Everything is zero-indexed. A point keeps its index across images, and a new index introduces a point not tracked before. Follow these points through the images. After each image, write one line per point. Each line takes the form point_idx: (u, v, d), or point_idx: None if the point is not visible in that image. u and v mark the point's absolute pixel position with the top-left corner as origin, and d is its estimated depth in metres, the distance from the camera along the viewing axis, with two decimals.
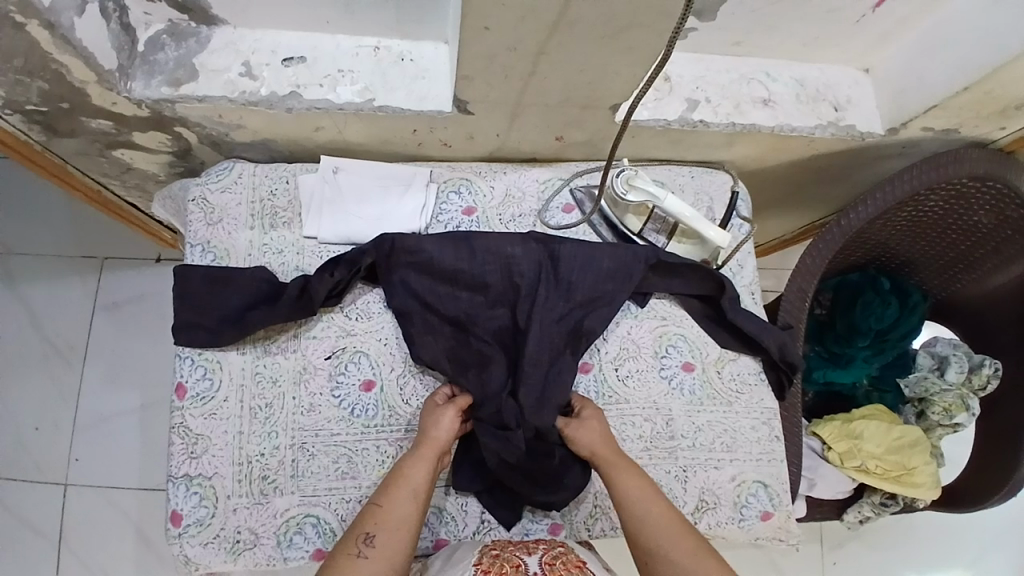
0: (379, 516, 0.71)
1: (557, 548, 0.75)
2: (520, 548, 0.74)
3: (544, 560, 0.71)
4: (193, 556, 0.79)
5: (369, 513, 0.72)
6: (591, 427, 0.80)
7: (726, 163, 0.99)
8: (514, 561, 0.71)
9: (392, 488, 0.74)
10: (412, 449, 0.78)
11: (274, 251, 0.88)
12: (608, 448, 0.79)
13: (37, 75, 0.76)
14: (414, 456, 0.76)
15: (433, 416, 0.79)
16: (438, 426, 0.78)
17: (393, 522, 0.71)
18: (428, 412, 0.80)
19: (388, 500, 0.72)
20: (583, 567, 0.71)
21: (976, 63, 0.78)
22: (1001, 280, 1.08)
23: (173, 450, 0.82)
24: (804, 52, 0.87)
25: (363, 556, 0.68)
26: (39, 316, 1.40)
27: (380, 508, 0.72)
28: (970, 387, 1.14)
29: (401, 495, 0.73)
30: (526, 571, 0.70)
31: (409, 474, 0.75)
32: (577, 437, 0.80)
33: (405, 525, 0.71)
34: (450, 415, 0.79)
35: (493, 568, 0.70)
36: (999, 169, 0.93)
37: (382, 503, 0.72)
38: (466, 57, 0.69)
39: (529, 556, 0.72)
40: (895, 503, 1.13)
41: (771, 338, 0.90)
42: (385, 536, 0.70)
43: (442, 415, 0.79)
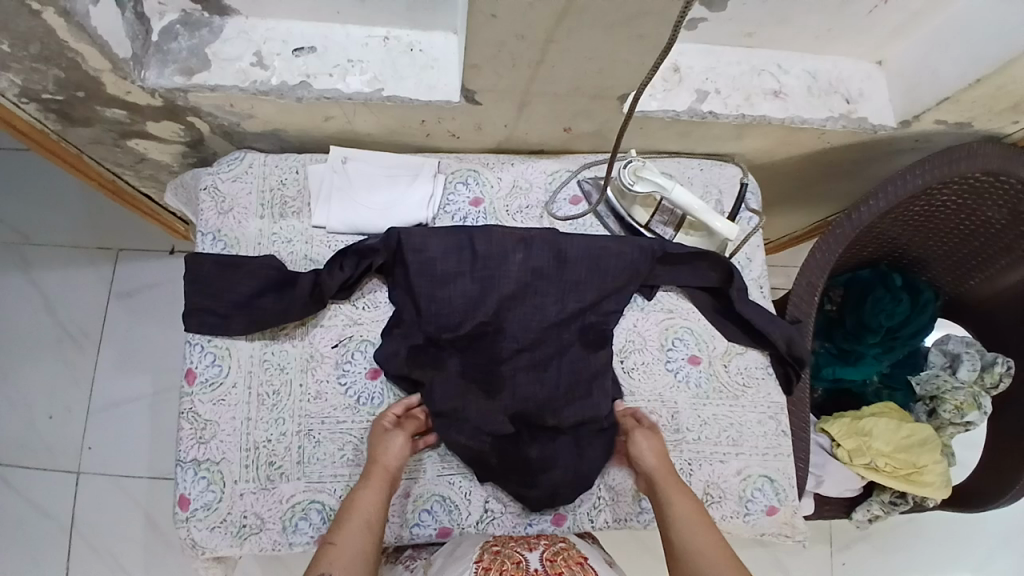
0: (335, 553, 0.69)
1: (557, 544, 0.77)
2: (521, 545, 0.75)
3: (543, 557, 0.72)
4: (200, 540, 0.80)
5: (324, 553, 0.69)
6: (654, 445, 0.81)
7: (736, 156, 0.99)
8: (514, 557, 0.72)
9: (343, 524, 0.72)
10: (362, 481, 0.77)
11: (282, 241, 0.89)
12: (667, 472, 0.79)
13: (52, 62, 0.77)
14: (364, 489, 0.76)
15: (381, 443, 0.79)
16: (386, 452, 0.78)
17: (349, 556, 0.69)
18: (374, 440, 0.79)
19: (341, 536, 0.71)
20: (584, 563, 0.72)
21: (992, 54, 0.77)
22: (1014, 277, 1.07)
23: (181, 435, 0.83)
24: (817, 44, 0.87)
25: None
26: (53, 303, 1.42)
27: (336, 545, 0.70)
28: (982, 384, 1.12)
29: (354, 529, 0.72)
30: (527, 566, 0.70)
31: (361, 507, 0.74)
32: (638, 450, 0.81)
33: (361, 558, 0.70)
34: (399, 439, 0.79)
35: (493, 565, 0.70)
36: (1012, 165, 0.92)
37: (336, 539, 0.71)
38: (474, 45, 0.70)
39: (530, 552, 0.73)
40: (904, 502, 1.12)
41: (779, 332, 0.89)
42: (342, 571, 0.68)
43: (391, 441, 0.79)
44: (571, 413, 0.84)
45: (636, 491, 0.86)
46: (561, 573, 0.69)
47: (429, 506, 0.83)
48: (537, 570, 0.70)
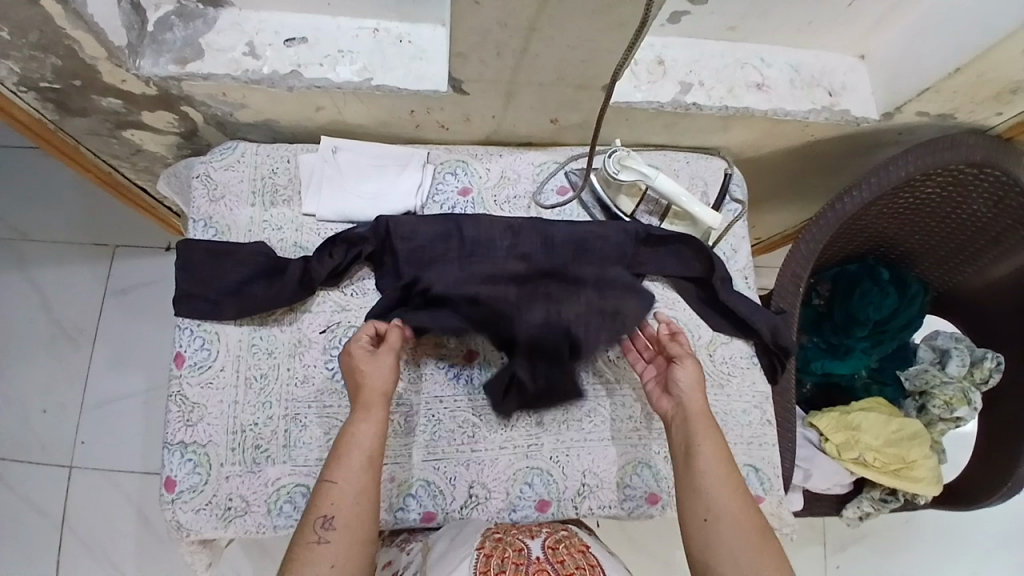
0: (335, 494, 0.70)
1: (560, 533, 0.76)
2: (522, 532, 0.75)
3: (545, 544, 0.71)
4: (185, 522, 0.81)
5: (324, 494, 0.70)
6: (696, 376, 0.79)
7: (722, 149, 1.00)
8: (516, 544, 0.71)
9: (339, 463, 0.72)
10: (355, 412, 0.75)
11: (273, 228, 0.91)
12: (701, 403, 0.78)
13: (50, 50, 0.79)
14: (357, 422, 0.74)
15: (366, 373, 0.77)
16: (371, 382, 0.76)
17: (347, 497, 0.70)
18: (362, 366, 0.77)
19: (339, 477, 0.71)
20: (587, 551, 0.72)
21: (970, 44, 0.79)
22: (1004, 270, 1.07)
23: (169, 418, 0.84)
24: (798, 38, 0.88)
25: (323, 541, 0.68)
26: (49, 299, 1.44)
27: (335, 486, 0.71)
28: (972, 380, 1.12)
29: (351, 468, 0.72)
30: (528, 555, 0.69)
31: (357, 444, 0.73)
32: (686, 376, 0.79)
33: (360, 497, 0.71)
34: (383, 369, 0.77)
35: (495, 552, 0.69)
36: (997, 157, 0.93)
37: (335, 480, 0.71)
38: (459, 33, 0.71)
39: (532, 540, 0.72)
40: (895, 499, 1.11)
41: (763, 321, 0.90)
42: (343, 514, 0.69)
43: (374, 370, 0.77)
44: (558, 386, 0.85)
45: (620, 478, 0.86)
46: (564, 562, 0.68)
47: (414, 491, 0.84)
48: (540, 557, 0.69)
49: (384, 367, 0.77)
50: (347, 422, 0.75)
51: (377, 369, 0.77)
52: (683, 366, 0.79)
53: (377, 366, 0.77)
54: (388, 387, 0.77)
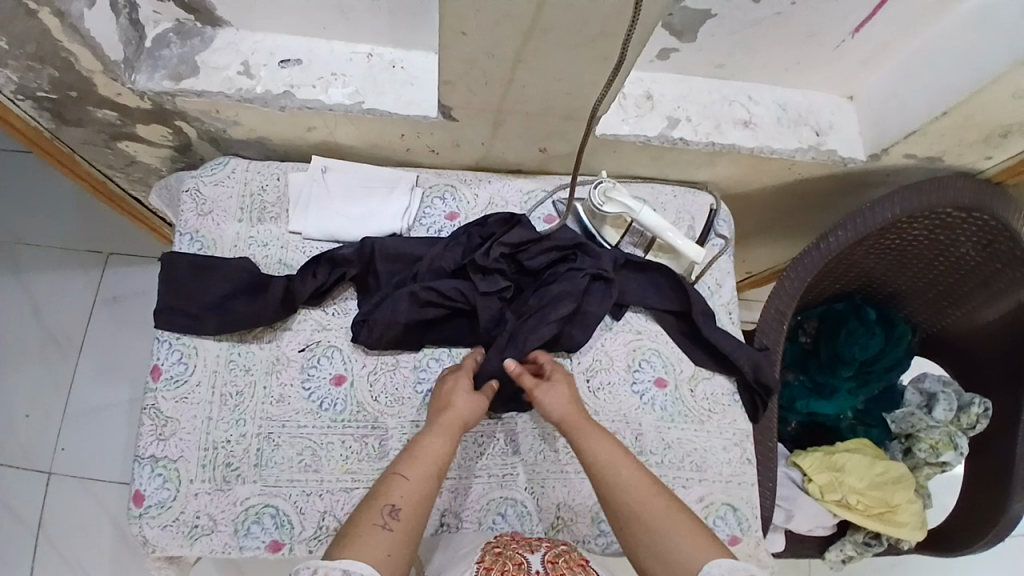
0: (407, 489, 0.66)
1: (560, 546, 0.70)
2: (522, 545, 0.70)
3: (545, 558, 0.67)
4: (151, 538, 0.80)
5: (393, 484, 0.67)
6: (563, 391, 0.77)
7: (709, 184, 1.01)
8: (515, 558, 0.67)
9: (416, 460, 0.69)
10: (439, 421, 0.74)
11: (258, 244, 0.91)
12: (579, 416, 0.75)
13: (48, 61, 0.81)
14: (441, 431, 0.73)
15: (457, 395, 0.77)
16: (462, 406, 0.76)
17: (417, 495, 0.66)
18: (459, 387, 0.78)
19: (415, 474, 0.68)
20: (586, 566, 0.67)
21: (954, 89, 0.79)
22: (993, 314, 1.06)
23: (142, 431, 0.83)
24: (786, 76, 0.90)
25: (386, 528, 0.63)
26: (40, 304, 1.44)
27: (408, 481, 0.67)
28: (959, 425, 1.10)
29: (427, 470, 0.69)
30: (528, 569, 0.65)
31: (437, 449, 0.71)
32: (546, 400, 0.76)
33: (429, 500, 0.67)
34: (473, 397, 0.78)
35: (495, 565, 0.66)
36: (986, 202, 0.93)
37: (409, 476, 0.68)
38: (447, 61, 0.73)
39: (531, 554, 0.67)
40: (879, 543, 1.09)
41: (745, 358, 0.90)
42: (411, 510, 0.65)
43: (470, 396, 0.78)
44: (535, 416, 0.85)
45: (594, 512, 0.85)
46: None
47: None
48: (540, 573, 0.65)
49: (478, 397, 0.78)
50: (426, 429, 0.73)
51: (472, 397, 0.78)
52: (540, 393, 0.77)
53: (470, 393, 0.78)
54: (474, 418, 0.77)
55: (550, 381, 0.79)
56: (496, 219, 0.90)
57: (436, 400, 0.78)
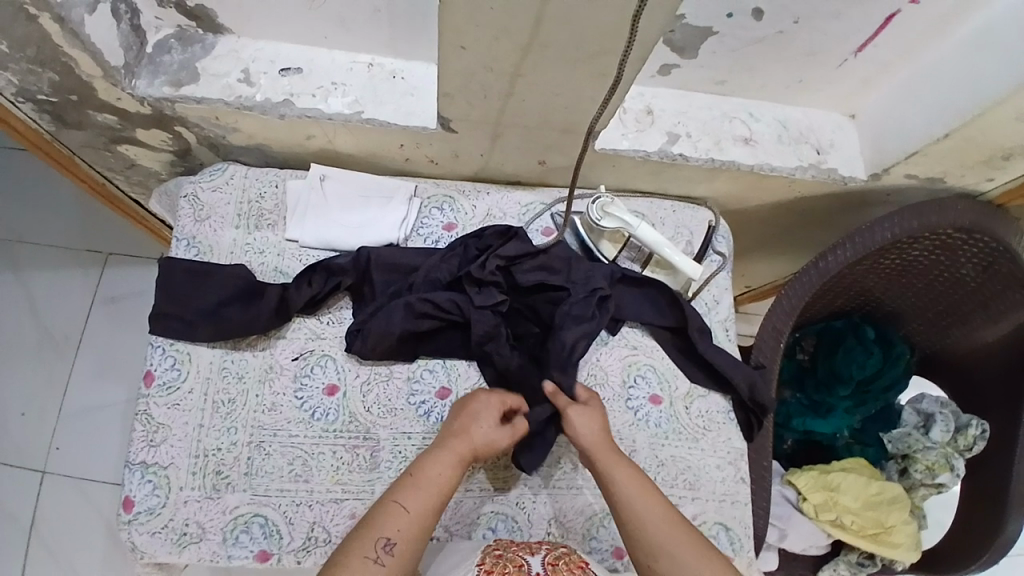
0: (404, 522, 0.66)
1: (560, 549, 0.72)
2: (522, 548, 0.72)
3: (545, 560, 0.69)
4: (140, 544, 0.79)
5: (391, 515, 0.66)
6: (594, 417, 0.78)
7: (708, 200, 1.00)
8: (516, 560, 0.69)
9: (416, 491, 0.69)
10: (447, 449, 0.73)
11: (255, 251, 0.91)
12: (606, 444, 0.76)
13: (49, 65, 0.81)
14: (448, 461, 0.72)
15: (472, 423, 0.76)
16: (475, 438, 0.74)
17: (412, 530, 0.66)
18: (478, 417, 0.77)
19: (415, 507, 0.68)
20: (586, 568, 0.69)
21: (956, 111, 0.79)
22: (992, 336, 1.06)
23: (133, 437, 0.83)
24: (787, 94, 0.90)
25: (379, 562, 0.63)
26: (38, 302, 1.44)
27: (407, 513, 0.67)
28: (956, 447, 1.09)
29: (426, 502, 0.68)
30: (529, 572, 0.67)
31: (439, 480, 0.70)
32: (578, 426, 0.77)
33: (425, 535, 0.67)
34: (491, 429, 0.76)
35: (495, 569, 0.68)
36: (987, 223, 0.93)
37: (409, 508, 0.67)
38: (446, 74, 0.73)
39: (532, 556, 0.70)
40: (873, 563, 1.08)
41: (741, 375, 0.90)
42: (405, 546, 0.65)
43: (489, 427, 0.76)
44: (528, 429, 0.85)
45: (586, 528, 0.84)
46: None
47: None
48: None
49: (499, 431, 0.77)
50: (433, 453, 0.72)
51: (493, 429, 0.76)
52: (571, 415, 0.78)
53: (490, 423, 0.77)
54: (485, 450, 0.75)
55: (583, 408, 0.79)
56: (493, 231, 0.89)
57: (453, 423, 0.76)
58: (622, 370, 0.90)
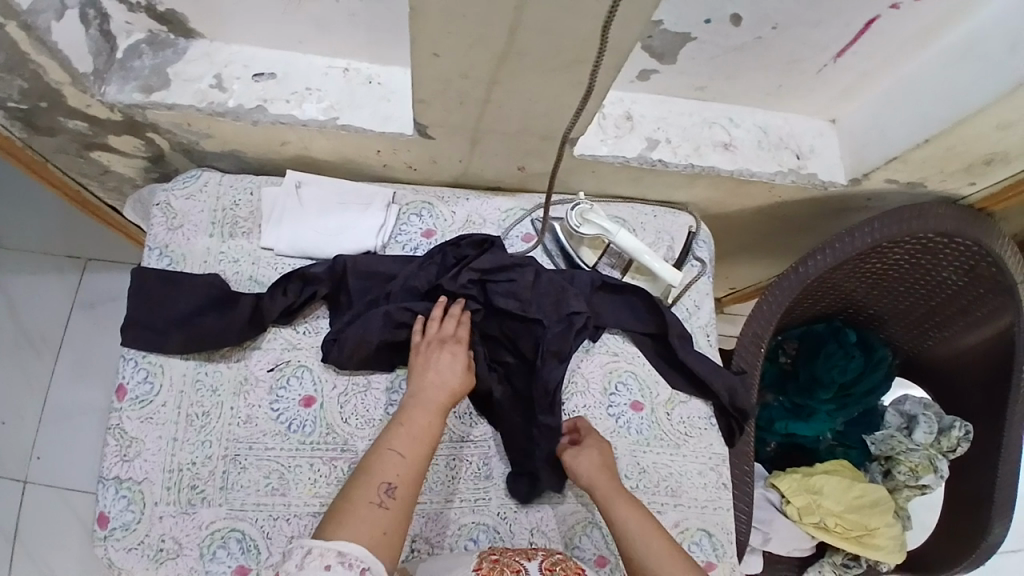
0: (401, 468, 0.70)
1: (555, 555, 0.73)
2: (519, 552, 0.73)
3: (544, 566, 0.70)
4: (116, 560, 0.78)
5: (389, 464, 0.70)
6: (588, 454, 0.81)
7: (690, 205, 1.00)
8: (514, 565, 0.70)
9: (408, 439, 0.72)
10: (428, 399, 0.76)
11: (229, 260, 0.89)
12: (603, 484, 0.79)
13: (15, 72, 0.79)
14: (430, 410, 0.75)
15: (443, 370, 0.79)
16: (451, 382, 0.79)
17: (410, 473, 0.70)
18: (449, 359, 0.80)
19: (409, 453, 0.71)
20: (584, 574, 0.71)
21: (934, 119, 0.79)
22: (973, 340, 1.06)
23: (106, 451, 0.81)
24: (767, 100, 0.89)
25: (383, 506, 0.67)
26: (15, 309, 1.41)
27: (402, 459, 0.70)
28: (939, 448, 1.09)
29: (418, 447, 0.72)
30: None
31: (428, 427, 0.74)
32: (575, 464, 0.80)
33: (421, 478, 0.71)
34: (460, 370, 0.80)
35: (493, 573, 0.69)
36: (967, 228, 0.93)
37: (404, 455, 0.71)
38: (422, 81, 0.71)
39: (529, 562, 0.71)
40: (857, 565, 1.08)
41: (721, 382, 0.89)
42: (405, 489, 0.69)
43: (459, 369, 0.80)
44: (510, 438, 0.85)
45: (568, 536, 0.84)
46: None
47: None
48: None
49: (468, 372, 0.81)
50: (417, 403, 0.76)
51: (463, 370, 0.80)
52: (567, 458, 0.81)
53: (459, 366, 0.80)
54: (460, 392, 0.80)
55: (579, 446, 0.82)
56: (469, 241, 0.88)
57: (425, 369, 0.79)
58: (603, 378, 0.89)
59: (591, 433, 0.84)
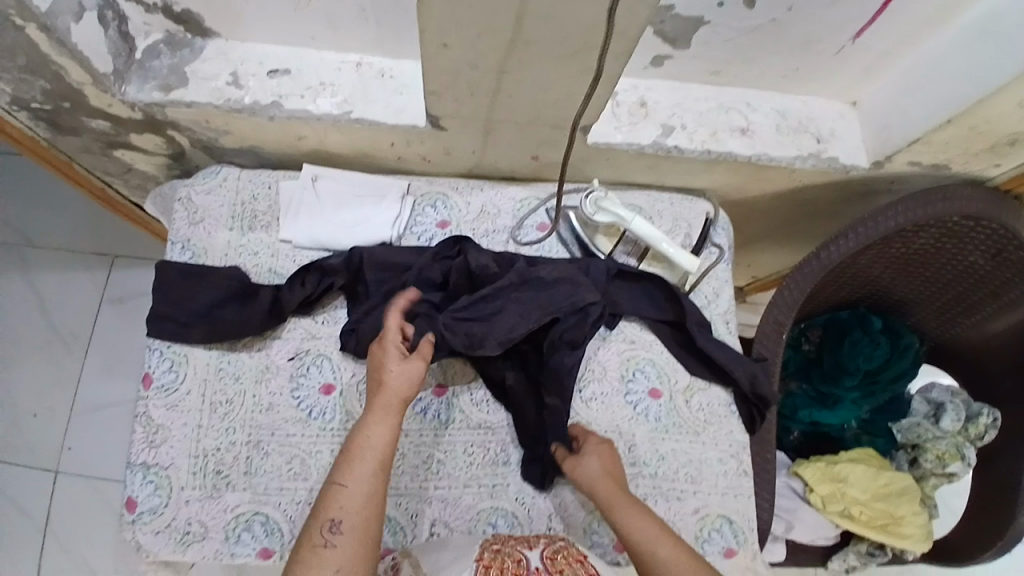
0: (346, 498, 0.65)
1: (558, 542, 0.72)
2: (520, 542, 0.71)
3: (544, 554, 0.68)
4: (144, 543, 0.80)
5: (332, 496, 0.65)
6: (592, 460, 0.78)
7: (708, 191, 0.98)
8: (515, 555, 0.68)
9: (351, 465, 0.67)
10: (370, 413, 0.71)
11: (249, 253, 0.91)
12: (611, 490, 0.75)
13: (38, 74, 0.81)
14: (373, 423, 0.70)
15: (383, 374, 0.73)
16: (394, 384, 0.72)
17: (358, 501, 0.65)
18: (387, 362, 0.74)
19: (352, 478, 0.66)
20: (585, 561, 0.69)
21: (958, 99, 0.76)
22: (1003, 325, 1.03)
23: (134, 438, 0.84)
24: (785, 83, 0.87)
25: (330, 545, 0.62)
26: (47, 305, 1.46)
27: (346, 489, 0.66)
28: (967, 436, 1.08)
29: (365, 469, 0.67)
30: (527, 565, 0.67)
31: (375, 443, 0.69)
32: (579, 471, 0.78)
33: (373, 500, 0.66)
34: (400, 369, 0.74)
35: (494, 563, 0.67)
36: (994, 210, 0.90)
37: (347, 482, 0.66)
38: (432, 73, 0.72)
39: (530, 550, 0.69)
40: (883, 553, 1.06)
41: (741, 368, 0.88)
42: (353, 519, 0.64)
43: (400, 370, 0.74)
44: (528, 427, 0.85)
45: (587, 522, 0.84)
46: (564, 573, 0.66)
47: None
48: (540, 570, 0.67)
49: (409, 371, 0.74)
50: (363, 420, 0.71)
51: (403, 371, 0.73)
52: (572, 467, 0.79)
53: (399, 365, 0.74)
54: (410, 390, 0.73)
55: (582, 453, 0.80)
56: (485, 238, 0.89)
57: (370, 382, 0.74)
58: (619, 367, 0.89)
59: (594, 439, 0.82)
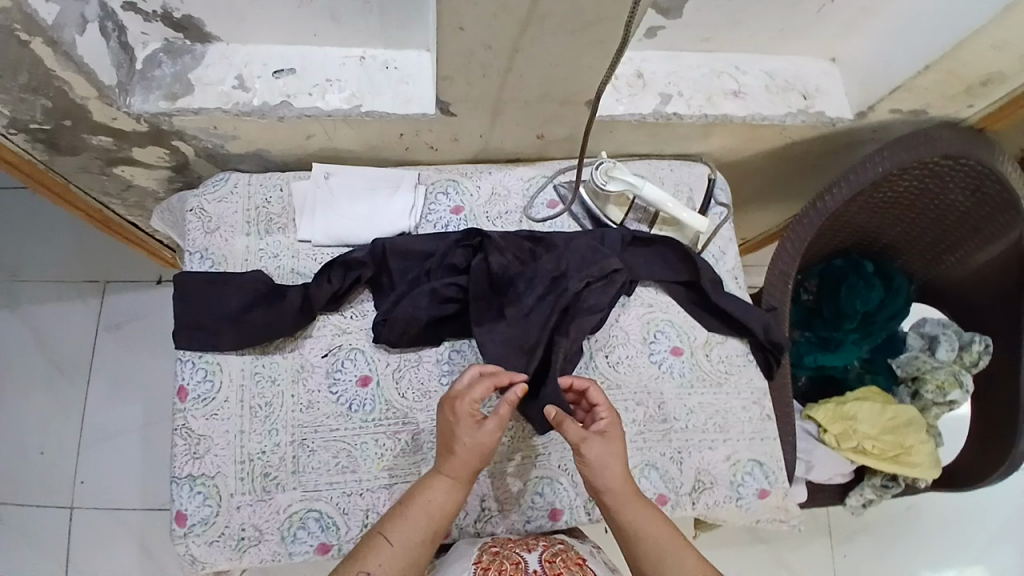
0: (386, 556, 0.70)
1: (556, 545, 0.78)
2: (520, 545, 0.77)
3: (543, 558, 0.74)
4: (199, 555, 0.81)
5: (372, 551, 0.70)
6: (613, 452, 0.75)
7: (704, 155, 1.03)
8: (514, 557, 0.74)
9: (403, 523, 0.72)
10: (438, 475, 0.75)
11: (269, 256, 0.91)
12: (626, 488, 0.75)
13: (40, 92, 0.80)
14: (436, 487, 0.74)
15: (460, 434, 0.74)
16: (466, 451, 0.73)
17: (396, 563, 0.70)
18: (467, 423, 0.74)
19: (397, 541, 0.71)
20: (583, 565, 0.74)
21: (934, 45, 0.82)
22: (986, 257, 1.10)
23: (176, 451, 0.84)
24: (770, 45, 0.92)
25: None
26: (42, 338, 1.43)
27: (390, 546, 0.71)
28: (963, 363, 1.14)
29: (413, 531, 0.72)
30: (526, 568, 0.72)
31: (430, 507, 0.73)
32: (600, 462, 0.74)
33: (411, 564, 0.71)
34: (478, 435, 0.73)
35: (493, 565, 0.73)
36: (971, 147, 0.96)
37: (392, 543, 0.71)
38: (446, 58, 0.74)
39: (530, 553, 0.75)
40: (897, 484, 1.13)
41: (755, 319, 0.93)
42: None
43: (476, 433, 0.73)
44: None
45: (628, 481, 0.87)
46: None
47: None
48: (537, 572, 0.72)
49: (485, 437, 0.74)
50: (429, 480, 0.75)
51: (479, 436, 0.73)
52: (593, 452, 0.74)
53: (479, 431, 0.74)
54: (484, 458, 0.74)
55: (604, 439, 0.75)
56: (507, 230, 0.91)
57: (444, 433, 0.76)
58: (642, 328, 0.93)
59: (613, 422, 0.77)
